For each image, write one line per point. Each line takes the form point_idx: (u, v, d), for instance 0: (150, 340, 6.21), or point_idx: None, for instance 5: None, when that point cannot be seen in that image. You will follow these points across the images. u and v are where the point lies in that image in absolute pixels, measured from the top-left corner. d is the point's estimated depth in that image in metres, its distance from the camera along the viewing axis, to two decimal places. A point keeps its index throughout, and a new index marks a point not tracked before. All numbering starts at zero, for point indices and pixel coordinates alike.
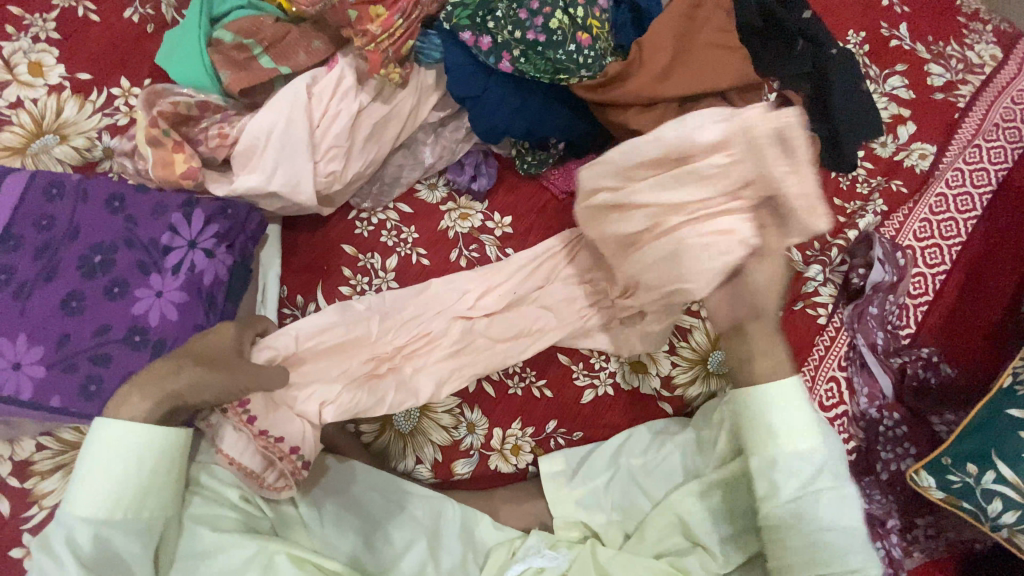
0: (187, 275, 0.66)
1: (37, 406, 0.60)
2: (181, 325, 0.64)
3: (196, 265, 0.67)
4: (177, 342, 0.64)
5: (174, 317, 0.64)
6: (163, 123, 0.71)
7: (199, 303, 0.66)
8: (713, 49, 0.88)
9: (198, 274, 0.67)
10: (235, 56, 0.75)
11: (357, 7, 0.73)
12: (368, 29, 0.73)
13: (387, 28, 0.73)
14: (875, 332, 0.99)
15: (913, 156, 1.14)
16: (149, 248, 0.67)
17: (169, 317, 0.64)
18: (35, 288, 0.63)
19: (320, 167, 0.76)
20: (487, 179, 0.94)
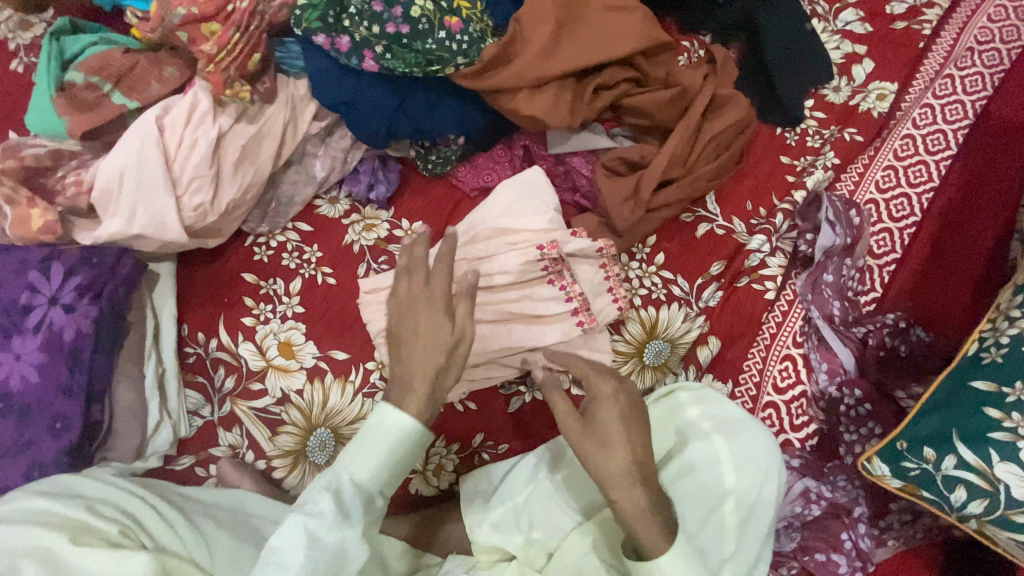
0: (46, 333, 0.64)
1: None
2: (45, 387, 0.63)
3: (55, 322, 0.65)
4: (42, 403, 0.63)
5: (37, 378, 0.63)
6: (12, 181, 0.69)
7: (62, 360, 0.64)
8: (605, 12, 0.80)
9: (58, 331, 0.65)
10: (82, 96, 0.72)
11: (186, 28, 0.69)
12: (202, 50, 0.69)
13: (222, 46, 0.69)
14: (832, 303, 0.89)
15: (871, 97, 1.02)
16: (10, 310, 0.65)
17: (31, 379, 0.63)
18: None
19: (184, 201, 0.72)
20: (386, 185, 0.89)
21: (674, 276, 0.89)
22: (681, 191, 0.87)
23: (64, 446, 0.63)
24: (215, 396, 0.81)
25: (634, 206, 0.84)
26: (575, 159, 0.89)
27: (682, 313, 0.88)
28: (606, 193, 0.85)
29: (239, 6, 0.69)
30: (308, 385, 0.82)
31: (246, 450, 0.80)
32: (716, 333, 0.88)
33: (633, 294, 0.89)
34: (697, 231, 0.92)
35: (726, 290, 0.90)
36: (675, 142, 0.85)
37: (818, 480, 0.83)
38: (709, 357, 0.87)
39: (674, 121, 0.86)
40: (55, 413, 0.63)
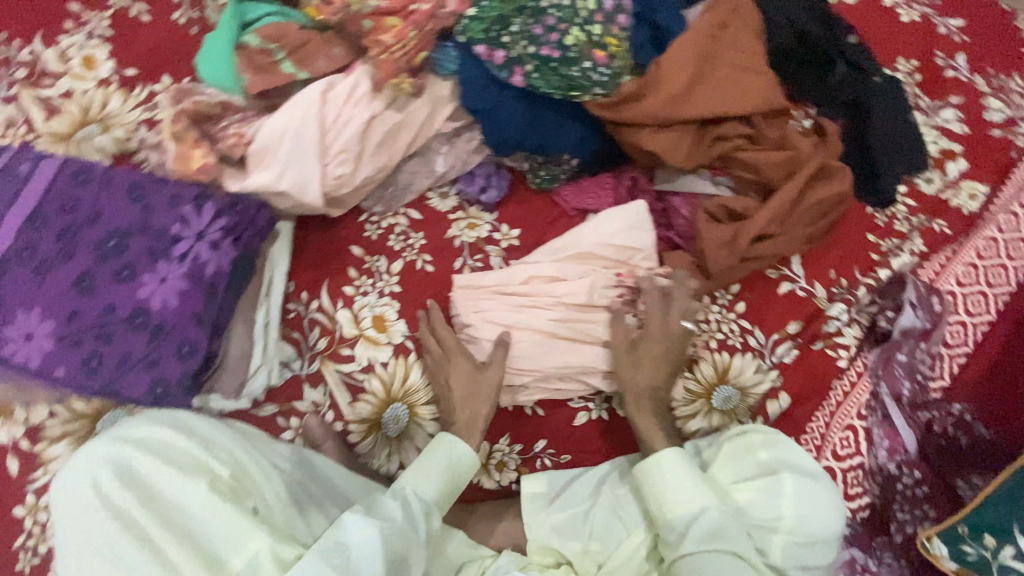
0: (191, 263, 0.69)
1: (43, 376, 0.64)
2: (180, 312, 0.67)
3: (200, 255, 0.69)
4: (174, 327, 0.67)
5: (175, 303, 0.67)
6: (185, 122, 0.75)
7: (199, 292, 0.68)
8: (738, 71, 0.85)
9: (202, 264, 0.69)
10: (258, 59, 0.78)
11: (372, 18, 0.76)
12: (381, 40, 0.76)
13: (399, 40, 0.76)
14: (902, 382, 0.91)
15: (961, 195, 1.06)
16: (160, 237, 0.70)
17: (170, 303, 0.67)
18: (53, 265, 0.67)
19: (329, 170, 0.78)
20: (497, 191, 0.94)
21: (752, 327, 0.92)
22: (774, 247, 0.91)
23: (188, 369, 0.66)
24: (307, 352, 0.85)
25: (730, 253, 0.88)
26: (677, 200, 0.94)
27: (754, 364, 0.91)
28: (705, 235, 0.89)
29: (420, 7, 0.77)
30: (394, 359, 0.86)
31: (326, 410, 0.83)
32: (787, 390, 0.90)
33: (709, 337, 0.93)
34: (780, 289, 0.95)
35: (802, 350, 0.93)
36: (779, 200, 0.89)
37: (866, 552, 0.84)
38: (777, 412, 0.90)
39: (781, 181, 0.90)
40: (183, 339, 0.67)
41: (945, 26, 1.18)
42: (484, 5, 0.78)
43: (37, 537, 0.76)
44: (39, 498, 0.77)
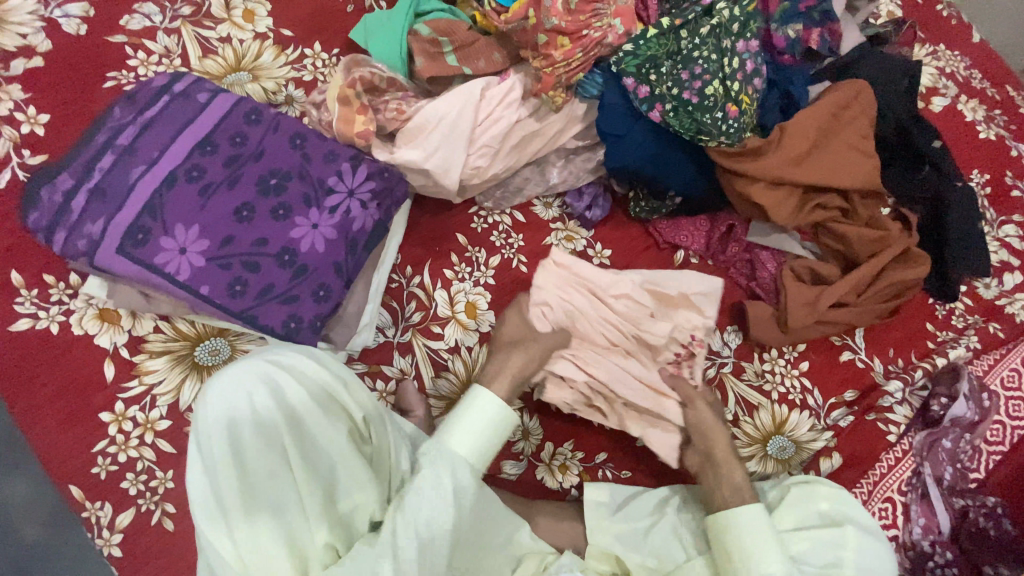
0: (341, 217, 0.74)
1: (189, 289, 0.69)
2: (324, 259, 0.72)
3: (350, 211, 0.75)
4: (316, 271, 0.72)
5: (322, 249, 0.72)
6: (359, 88, 0.81)
7: (342, 243, 0.74)
8: (848, 149, 0.92)
9: (350, 219, 0.75)
10: (428, 49, 0.85)
11: (547, 34, 0.82)
12: (551, 55, 0.83)
13: (567, 58, 0.82)
14: (944, 466, 0.96)
15: (1015, 304, 1.13)
16: (316, 186, 0.75)
17: (318, 248, 0.72)
18: (217, 191, 0.72)
19: (469, 159, 0.84)
20: (601, 211, 1.00)
21: (813, 386, 0.97)
22: (848, 316, 0.96)
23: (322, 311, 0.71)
24: (401, 322, 0.89)
25: (810, 311, 0.94)
26: (764, 253, 1.00)
27: (810, 422, 0.96)
28: (789, 291, 0.95)
29: (591, 34, 0.84)
30: (478, 346, 0.90)
31: (411, 379, 0.87)
32: (839, 451, 0.95)
33: (772, 387, 0.97)
34: (841, 356, 1.01)
35: (855, 418, 0.97)
36: (862, 273, 0.95)
37: None
38: (827, 470, 0.93)
39: (864, 257, 0.97)
40: (321, 283, 0.72)
41: (1017, 150, 1.28)
42: (641, 43, 0.85)
43: (118, 446, 0.78)
44: (127, 408, 0.79)
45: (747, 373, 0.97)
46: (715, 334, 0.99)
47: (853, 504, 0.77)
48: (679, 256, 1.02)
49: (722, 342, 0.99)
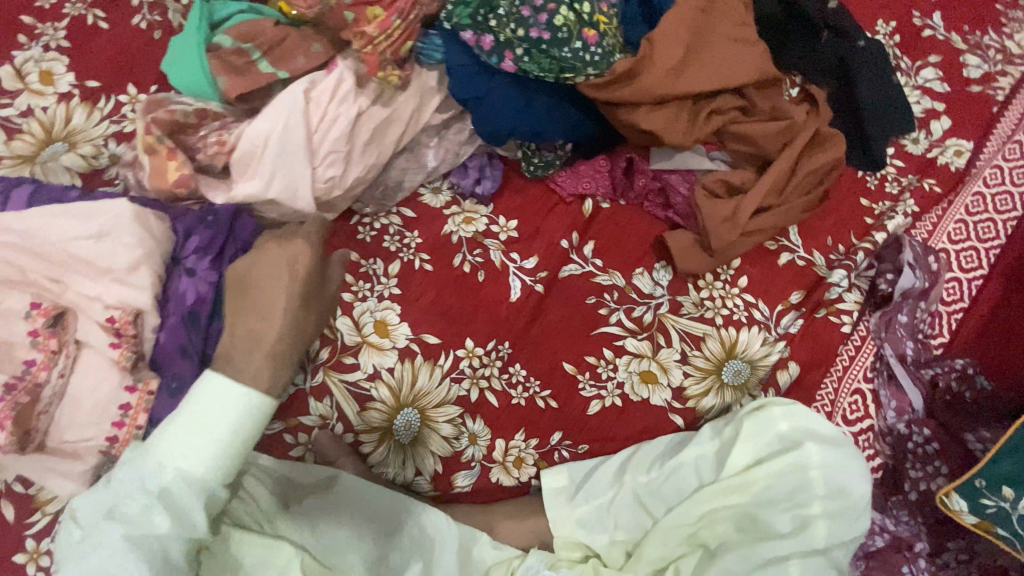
0: (171, 298, 0.66)
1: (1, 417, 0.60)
2: (168, 348, 0.65)
3: (178, 286, 0.66)
4: (164, 363, 0.65)
5: (161, 339, 0.65)
6: (159, 131, 0.71)
7: (182, 323, 0.65)
8: (730, 42, 0.84)
9: (180, 295, 0.66)
10: (234, 61, 0.74)
11: (353, 10, 0.73)
12: (365, 31, 0.73)
13: (384, 29, 0.73)
14: (904, 342, 0.93)
15: (948, 152, 1.07)
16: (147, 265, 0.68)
17: (158, 340, 0.65)
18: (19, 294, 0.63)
19: (317, 173, 0.74)
20: (492, 182, 0.93)
21: (756, 300, 0.93)
22: (774, 219, 0.90)
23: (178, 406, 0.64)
24: (310, 366, 0.82)
25: (731, 228, 0.88)
26: (674, 177, 0.93)
27: (761, 337, 0.91)
28: (706, 211, 0.88)
29: None
30: (399, 364, 0.84)
31: (335, 423, 0.81)
32: (795, 359, 0.91)
33: (715, 313, 0.92)
34: (780, 260, 0.96)
35: (806, 319, 0.93)
36: (776, 171, 0.88)
37: (882, 512, 0.86)
38: (787, 382, 0.90)
39: (777, 151, 0.90)
40: (172, 373, 0.65)
41: None
42: None
43: None
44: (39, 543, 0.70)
45: (686, 307, 0.92)
46: (645, 277, 0.93)
47: (813, 420, 0.73)
48: (588, 205, 0.95)
49: (653, 282, 0.93)
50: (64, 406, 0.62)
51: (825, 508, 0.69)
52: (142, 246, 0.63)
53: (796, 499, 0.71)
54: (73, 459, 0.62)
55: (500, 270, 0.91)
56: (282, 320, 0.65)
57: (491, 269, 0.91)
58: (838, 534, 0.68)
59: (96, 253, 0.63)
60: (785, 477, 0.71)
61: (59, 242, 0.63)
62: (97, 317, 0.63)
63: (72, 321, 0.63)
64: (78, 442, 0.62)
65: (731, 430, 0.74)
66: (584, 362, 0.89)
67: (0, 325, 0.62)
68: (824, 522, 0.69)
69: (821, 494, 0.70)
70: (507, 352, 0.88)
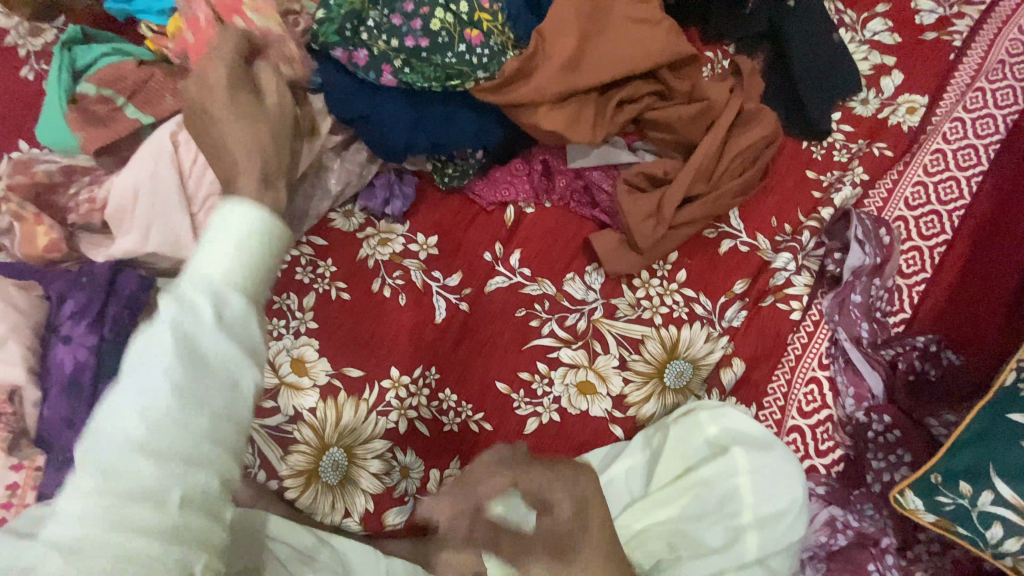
0: (51, 368, 0.63)
1: None
2: (53, 421, 0.62)
3: (58, 355, 0.64)
4: (51, 436, 0.62)
5: (46, 412, 0.63)
6: (19, 197, 0.68)
7: (64, 393, 0.63)
8: (631, 23, 0.78)
9: (60, 364, 0.63)
10: (96, 110, 0.69)
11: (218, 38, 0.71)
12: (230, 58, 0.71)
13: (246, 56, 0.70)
14: (860, 324, 0.87)
15: (900, 110, 0.99)
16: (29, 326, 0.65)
17: (42, 413, 0.63)
18: None
19: (198, 219, 0.69)
20: (402, 200, 0.88)
21: (696, 294, 0.87)
22: (705, 207, 0.84)
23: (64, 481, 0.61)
24: None
25: (657, 223, 0.83)
26: (596, 173, 0.88)
27: (704, 333, 0.86)
28: (627, 209, 0.83)
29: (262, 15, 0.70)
30: (321, 403, 0.81)
31: (258, 470, 0.78)
32: (740, 354, 0.86)
33: (653, 313, 0.87)
34: (721, 248, 0.90)
35: (750, 311, 0.87)
36: (700, 155, 0.82)
37: (845, 508, 0.80)
38: (732, 380, 0.85)
39: (700, 134, 0.84)
40: (60, 447, 0.62)
41: None
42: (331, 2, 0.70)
43: None
44: None
45: (621, 309, 0.87)
46: (576, 282, 0.88)
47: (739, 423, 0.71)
48: (511, 213, 0.90)
49: (585, 287, 0.88)
50: None
51: (755, 516, 0.67)
52: (7, 322, 0.61)
53: (729, 509, 0.67)
54: None
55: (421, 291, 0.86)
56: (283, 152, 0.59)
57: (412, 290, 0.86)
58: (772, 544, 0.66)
59: None
60: (716, 487, 0.69)
61: None
62: None
63: None
64: None
65: (660, 439, 0.71)
66: (516, 380, 0.84)
67: None
68: (756, 532, 0.67)
69: (751, 500, 0.68)
70: (434, 377, 0.83)
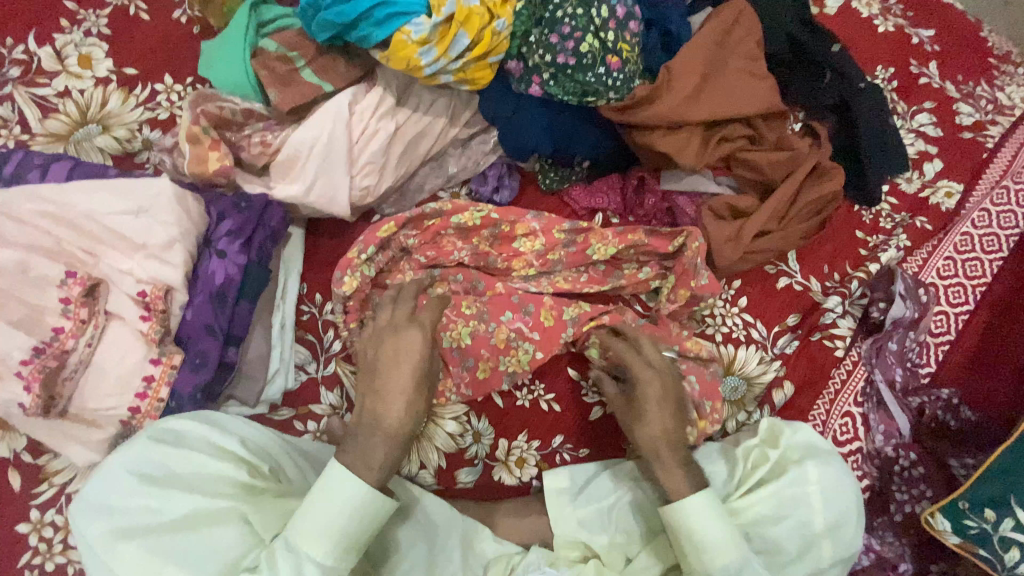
0: (202, 277, 0.68)
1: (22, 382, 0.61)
2: (194, 325, 0.67)
3: (209, 266, 0.69)
4: (192, 340, 0.67)
5: (190, 317, 0.67)
6: (205, 123, 0.74)
7: (209, 301, 0.67)
8: (740, 75, 0.89)
9: (210, 275, 0.68)
10: (278, 68, 0.77)
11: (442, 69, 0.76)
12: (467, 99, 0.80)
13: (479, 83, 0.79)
14: (893, 369, 0.97)
15: (938, 193, 1.13)
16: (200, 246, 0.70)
17: (187, 318, 0.67)
18: (42, 260, 0.64)
19: (355, 181, 0.79)
20: (509, 191, 0.95)
21: (755, 320, 0.96)
22: (774, 242, 0.94)
23: (197, 381, 0.65)
24: (323, 355, 0.82)
25: (735, 247, 0.92)
26: (682, 199, 0.96)
27: (758, 356, 0.95)
28: (712, 232, 0.92)
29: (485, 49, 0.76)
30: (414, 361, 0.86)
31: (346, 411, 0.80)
32: (789, 378, 0.95)
33: (715, 330, 0.96)
34: (778, 284, 0.99)
35: (801, 342, 0.97)
36: (779, 198, 0.93)
37: (868, 532, 0.88)
38: (781, 400, 0.94)
39: (779, 180, 0.94)
40: (196, 350, 0.66)
41: (919, 36, 1.27)
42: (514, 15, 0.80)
43: (44, 554, 0.69)
44: (44, 514, 0.70)
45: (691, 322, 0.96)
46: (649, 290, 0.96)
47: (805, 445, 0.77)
48: (599, 219, 0.97)
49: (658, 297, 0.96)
50: (89, 374, 0.65)
51: (826, 525, 0.71)
52: (178, 226, 0.66)
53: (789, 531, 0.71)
54: (90, 427, 0.65)
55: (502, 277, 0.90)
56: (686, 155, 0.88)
57: (489, 278, 0.89)
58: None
59: (130, 227, 0.66)
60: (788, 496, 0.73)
61: (95, 215, 0.66)
62: (127, 290, 0.66)
63: (103, 293, 0.65)
64: (99, 410, 0.65)
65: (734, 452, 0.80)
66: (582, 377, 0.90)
67: (30, 291, 0.64)
68: (825, 539, 0.71)
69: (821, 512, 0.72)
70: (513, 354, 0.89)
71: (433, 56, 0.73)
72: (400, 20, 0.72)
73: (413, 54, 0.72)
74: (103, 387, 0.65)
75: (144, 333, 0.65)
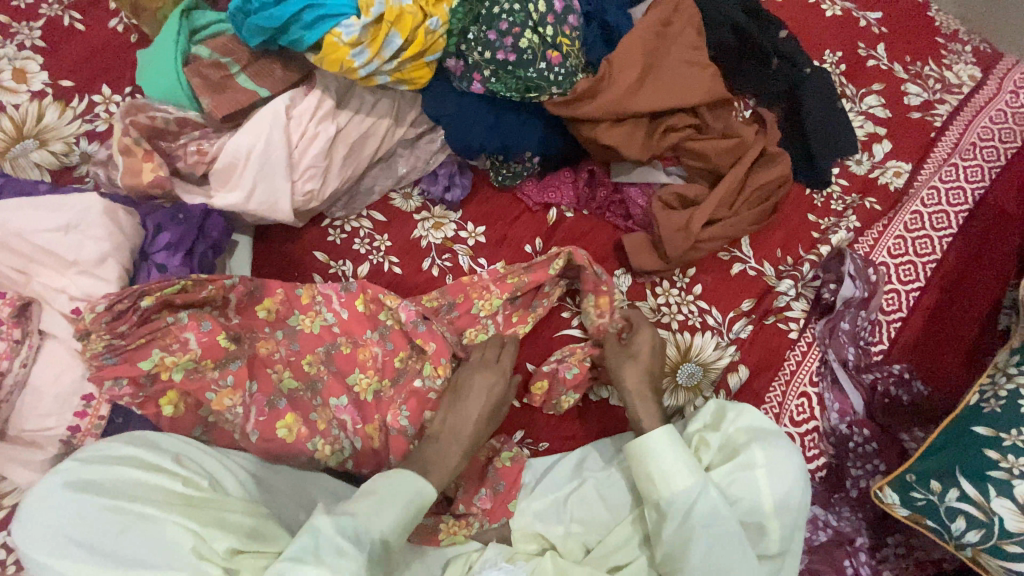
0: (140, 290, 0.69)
1: None
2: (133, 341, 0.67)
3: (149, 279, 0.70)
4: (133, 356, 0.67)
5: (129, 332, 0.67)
6: (135, 134, 0.74)
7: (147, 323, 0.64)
8: (683, 66, 0.90)
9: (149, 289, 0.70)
10: (212, 75, 0.77)
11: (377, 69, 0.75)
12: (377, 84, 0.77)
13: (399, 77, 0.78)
14: (847, 347, 0.98)
15: (888, 173, 1.15)
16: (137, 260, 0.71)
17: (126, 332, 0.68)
18: None
19: (297, 186, 0.78)
20: (461, 189, 0.93)
21: (710, 307, 0.97)
22: (725, 230, 0.95)
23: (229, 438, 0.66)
24: None
25: (685, 236, 0.92)
26: (633, 190, 0.98)
27: (714, 341, 0.96)
28: (661, 221, 0.93)
29: (420, 46, 0.75)
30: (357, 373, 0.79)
31: None
32: (745, 362, 0.96)
33: (671, 318, 0.97)
34: (732, 269, 1.01)
35: (755, 326, 0.98)
36: (727, 184, 0.94)
37: (826, 508, 0.90)
38: (738, 384, 0.95)
39: (727, 167, 0.95)
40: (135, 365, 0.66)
41: (866, 19, 1.29)
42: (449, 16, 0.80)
43: None
44: None
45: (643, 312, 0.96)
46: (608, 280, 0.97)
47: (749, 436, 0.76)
48: (553, 214, 0.97)
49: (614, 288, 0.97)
50: (26, 395, 0.66)
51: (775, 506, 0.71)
52: (110, 240, 0.67)
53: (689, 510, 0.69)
54: (32, 449, 0.66)
55: (356, 353, 0.79)
56: (637, 147, 0.90)
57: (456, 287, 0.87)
58: (719, 562, 0.66)
59: (63, 242, 0.67)
60: (735, 479, 0.73)
61: (25, 232, 0.67)
62: (61, 308, 0.67)
63: (36, 312, 0.68)
64: (37, 431, 0.66)
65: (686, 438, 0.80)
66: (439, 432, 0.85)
67: None
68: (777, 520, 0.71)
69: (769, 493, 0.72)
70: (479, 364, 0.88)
71: (367, 58, 0.73)
72: (329, 23, 0.72)
73: (347, 55, 0.72)
74: (41, 407, 0.66)
75: (78, 351, 0.67)
